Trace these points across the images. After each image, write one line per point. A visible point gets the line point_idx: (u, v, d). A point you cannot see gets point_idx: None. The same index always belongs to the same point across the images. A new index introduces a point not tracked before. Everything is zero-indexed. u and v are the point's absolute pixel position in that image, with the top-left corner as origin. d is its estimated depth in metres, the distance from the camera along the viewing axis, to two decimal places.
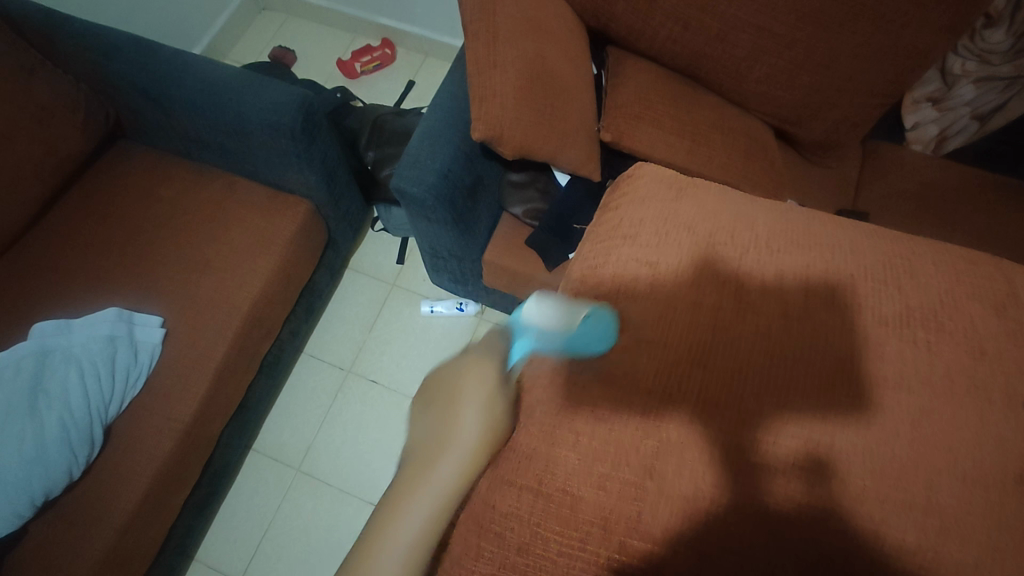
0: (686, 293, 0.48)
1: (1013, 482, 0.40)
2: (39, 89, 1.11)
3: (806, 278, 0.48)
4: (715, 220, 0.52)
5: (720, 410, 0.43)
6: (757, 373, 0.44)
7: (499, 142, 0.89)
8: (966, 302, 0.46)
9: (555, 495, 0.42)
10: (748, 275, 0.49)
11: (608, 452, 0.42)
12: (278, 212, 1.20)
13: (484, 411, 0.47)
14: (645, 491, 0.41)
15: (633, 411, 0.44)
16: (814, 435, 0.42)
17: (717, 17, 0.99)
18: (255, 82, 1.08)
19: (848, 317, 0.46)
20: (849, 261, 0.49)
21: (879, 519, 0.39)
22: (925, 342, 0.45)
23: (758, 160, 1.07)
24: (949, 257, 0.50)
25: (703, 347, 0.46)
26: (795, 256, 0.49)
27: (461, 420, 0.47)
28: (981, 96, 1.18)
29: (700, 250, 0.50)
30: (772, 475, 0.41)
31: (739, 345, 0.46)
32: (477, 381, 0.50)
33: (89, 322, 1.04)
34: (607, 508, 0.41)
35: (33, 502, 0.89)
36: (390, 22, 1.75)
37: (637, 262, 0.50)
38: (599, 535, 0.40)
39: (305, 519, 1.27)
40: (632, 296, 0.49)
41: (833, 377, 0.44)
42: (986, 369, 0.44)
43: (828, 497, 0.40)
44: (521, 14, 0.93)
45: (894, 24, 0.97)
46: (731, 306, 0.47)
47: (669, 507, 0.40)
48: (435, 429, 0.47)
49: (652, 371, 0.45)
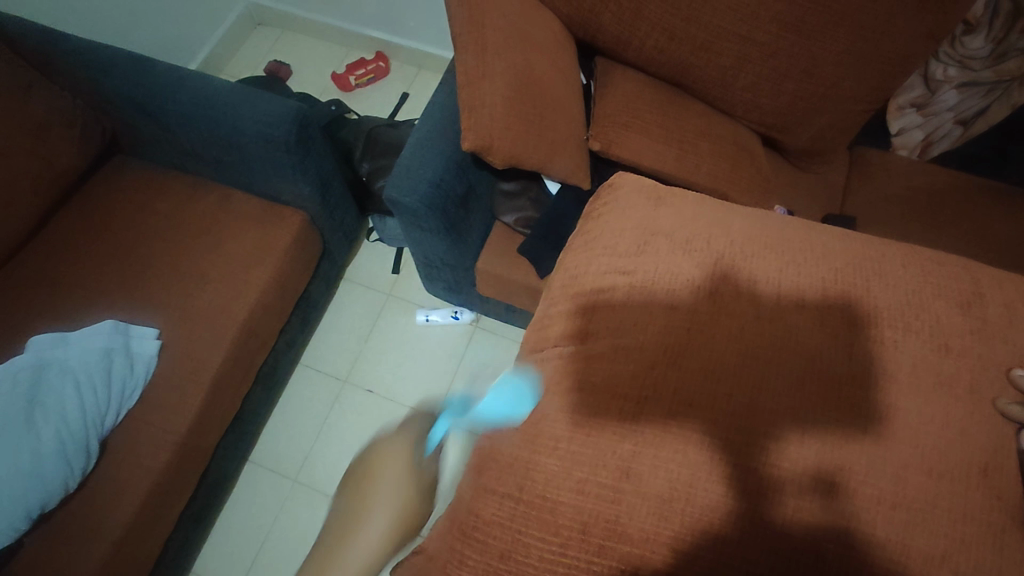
0: (663, 297, 0.51)
1: (977, 474, 0.44)
2: (35, 105, 1.12)
3: (778, 297, 0.51)
4: (692, 227, 0.55)
5: (714, 418, 0.46)
6: (728, 373, 0.47)
7: (488, 153, 0.90)
8: (933, 301, 0.51)
9: (534, 500, 0.45)
10: (724, 274, 0.52)
11: (586, 454, 0.46)
12: (273, 224, 1.22)
13: (398, 495, 0.46)
14: (622, 492, 0.44)
15: (612, 414, 0.47)
16: (810, 446, 0.45)
17: (701, 27, 1.00)
18: (249, 95, 1.09)
19: (825, 321, 0.50)
20: (835, 261, 0.53)
21: (853, 513, 0.42)
22: (892, 341, 0.49)
23: (746, 168, 1.08)
24: (917, 261, 0.54)
25: (679, 348, 0.48)
26: (781, 271, 0.52)
27: (364, 523, 0.45)
28: (964, 101, 1.21)
29: (697, 259, 0.53)
30: (785, 495, 0.43)
31: (714, 345, 0.48)
32: (398, 461, 0.48)
33: (85, 335, 1.05)
34: (587, 512, 0.44)
35: (28, 515, 0.90)
36: (384, 35, 1.77)
37: (613, 270, 0.54)
38: (579, 539, 0.44)
39: (303, 530, 1.27)
40: (616, 313, 0.51)
41: (803, 374, 0.47)
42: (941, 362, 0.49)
43: (823, 509, 0.43)
44: (508, 26, 0.94)
45: (875, 31, 0.99)
46: (719, 311, 0.50)
47: (645, 508, 0.44)
48: (350, 506, 0.47)
49: (629, 373, 0.48)
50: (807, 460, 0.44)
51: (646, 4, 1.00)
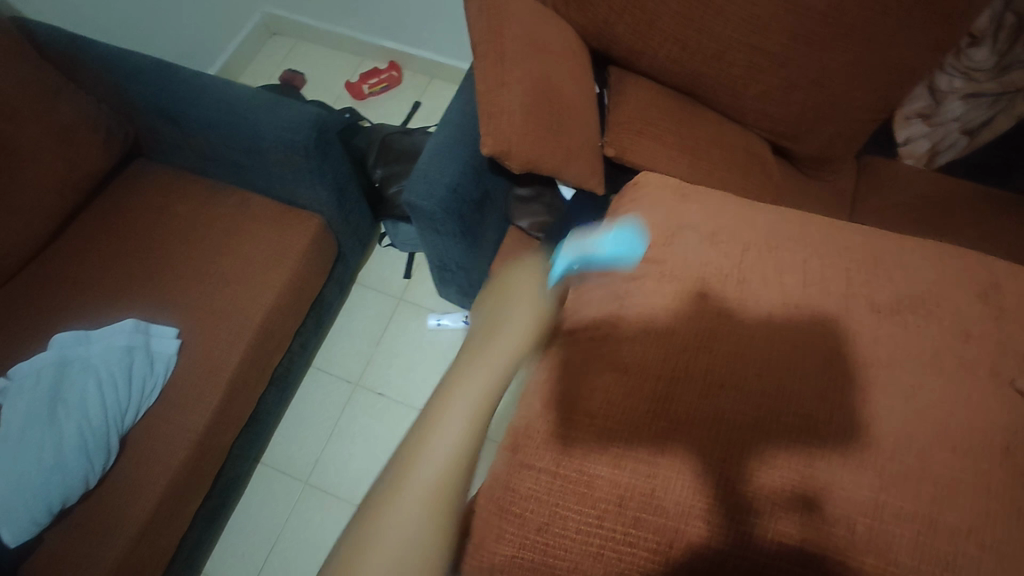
0: (691, 286, 0.56)
1: (1001, 452, 0.47)
2: (63, 108, 1.15)
3: (804, 286, 0.55)
4: (716, 220, 0.62)
5: (740, 403, 0.49)
6: (756, 358, 0.51)
7: (507, 157, 0.93)
8: (951, 292, 0.56)
9: (570, 474, 0.49)
10: (749, 270, 0.56)
11: (624, 431, 0.49)
12: (290, 226, 1.24)
13: (533, 304, 0.59)
14: (658, 467, 0.48)
15: (645, 394, 0.50)
16: (790, 460, 0.47)
17: (714, 38, 1.03)
18: (271, 101, 1.12)
19: (836, 331, 0.53)
20: (858, 254, 0.59)
21: (878, 489, 0.45)
22: (913, 325, 0.53)
23: (757, 174, 1.11)
24: (936, 253, 0.60)
25: (712, 332, 0.53)
26: (806, 260, 0.57)
27: (509, 323, 0.55)
28: (969, 112, 1.22)
29: (707, 258, 0.57)
30: (770, 514, 0.45)
31: (742, 332, 0.53)
32: (525, 287, 0.61)
33: (107, 333, 1.07)
34: (622, 486, 0.47)
35: (50, 509, 0.91)
36: (397, 45, 1.81)
37: (644, 259, 0.59)
38: (615, 512, 0.47)
39: (315, 531, 1.28)
40: (634, 319, 0.55)
41: (830, 355, 0.51)
42: (957, 351, 0.52)
43: (804, 529, 0.44)
44: (526, 35, 0.97)
45: (881, 43, 1.02)
46: (721, 325, 0.53)
47: (679, 482, 0.47)
48: (491, 318, 0.57)
49: (661, 358, 0.52)
50: (785, 472, 0.46)
51: (660, 17, 1.03)
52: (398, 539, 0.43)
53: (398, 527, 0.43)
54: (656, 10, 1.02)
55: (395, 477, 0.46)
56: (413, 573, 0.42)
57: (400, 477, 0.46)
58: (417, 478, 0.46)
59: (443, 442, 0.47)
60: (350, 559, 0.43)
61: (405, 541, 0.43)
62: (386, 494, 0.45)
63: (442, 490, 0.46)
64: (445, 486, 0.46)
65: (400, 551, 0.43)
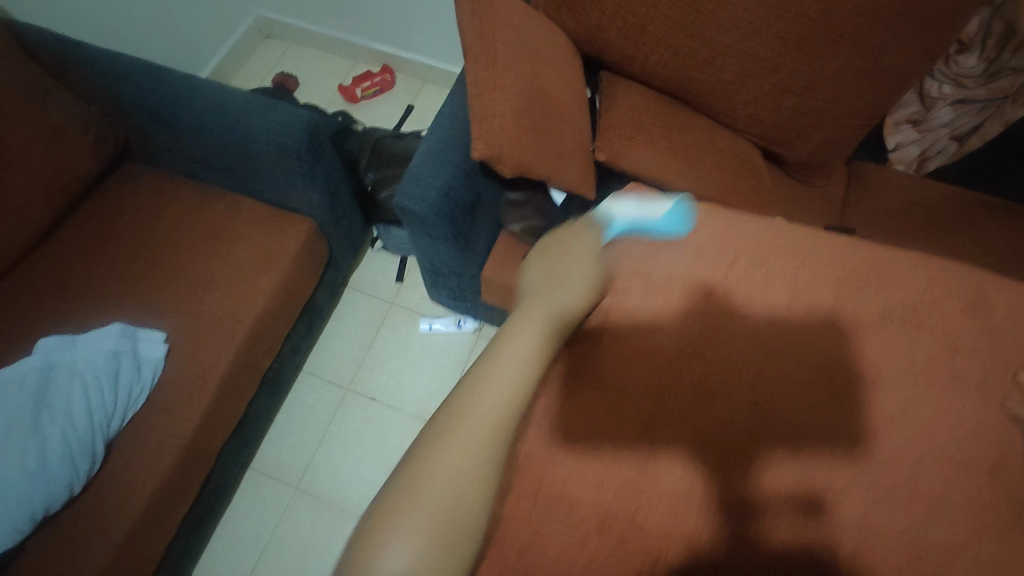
0: (679, 306, 0.62)
1: (957, 459, 0.53)
2: (52, 109, 1.14)
3: (781, 304, 0.62)
4: (695, 239, 0.68)
5: (730, 413, 0.55)
6: (745, 371, 0.58)
7: (498, 161, 0.92)
8: (928, 310, 0.62)
9: (552, 497, 0.50)
10: (733, 286, 0.63)
11: (603, 456, 0.52)
12: (282, 230, 1.23)
13: (588, 269, 0.60)
14: (640, 491, 0.50)
15: (643, 406, 0.55)
16: (786, 466, 0.52)
17: (706, 44, 1.03)
18: (263, 104, 1.11)
19: (813, 343, 0.59)
20: (828, 293, 0.63)
21: (856, 506, 0.50)
22: (883, 343, 0.59)
23: (748, 180, 1.11)
24: (906, 266, 0.65)
25: (702, 347, 0.59)
26: (780, 277, 0.64)
27: (566, 288, 0.57)
28: (958, 118, 1.24)
29: (696, 278, 0.64)
30: (771, 515, 0.49)
31: (729, 346, 0.59)
32: (580, 251, 0.62)
33: (93, 338, 1.05)
34: (606, 509, 0.50)
35: (33, 517, 0.89)
36: (390, 49, 1.81)
37: (632, 276, 0.64)
38: (597, 534, 0.49)
39: (304, 537, 1.27)
40: (632, 341, 0.59)
41: (807, 360, 0.58)
42: (926, 366, 0.58)
43: (804, 527, 0.49)
44: (518, 39, 0.97)
45: (872, 49, 1.02)
46: (711, 340, 0.59)
47: (659, 509, 0.50)
48: (548, 279, 0.59)
49: (658, 372, 0.57)
50: (785, 478, 0.51)
51: (652, 21, 1.03)
52: (457, 471, 0.43)
53: (452, 461, 0.43)
54: (648, 15, 1.03)
55: (452, 409, 0.46)
56: (461, 519, 0.41)
57: (455, 413, 0.46)
58: (474, 415, 0.45)
59: (501, 381, 0.47)
60: (399, 497, 0.41)
61: (455, 487, 0.42)
62: (444, 428, 0.45)
63: (495, 435, 0.45)
64: (500, 427, 0.45)
65: (452, 486, 0.42)
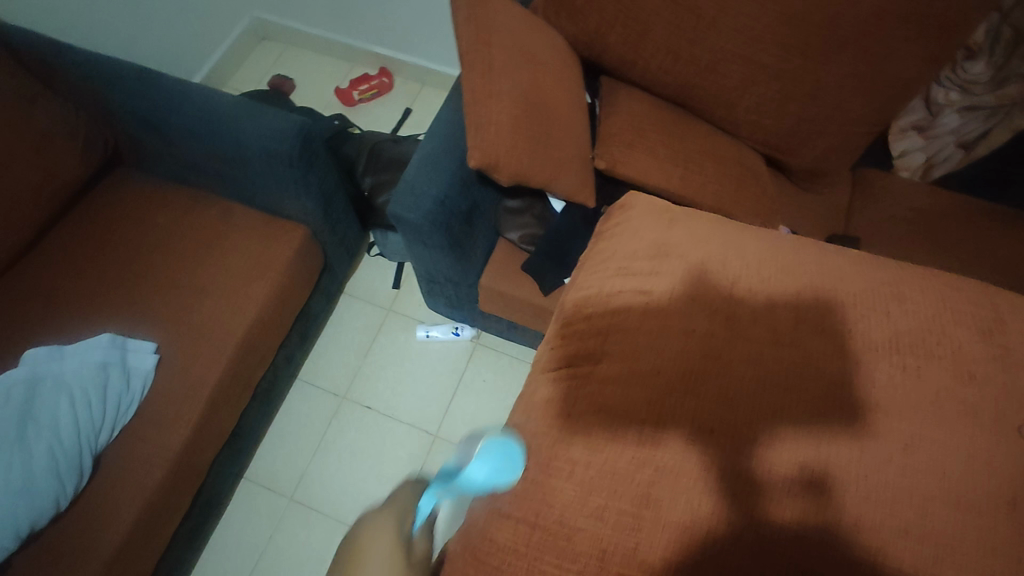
0: (686, 288, 0.55)
1: (1005, 506, 0.45)
2: (39, 116, 1.11)
3: (799, 291, 0.55)
4: (699, 229, 0.62)
5: (739, 389, 0.50)
6: (760, 342, 0.52)
7: (495, 170, 0.90)
8: (954, 327, 0.53)
9: (549, 526, 0.47)
10: (747, 277, 0.56)
11: (605, 482, 0.47)
12: (276, 237, 1.21)
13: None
14: (642, 519, 0.45)
15: (647, 387, 0.50)
16: (799, 446, 0.47)
17: (707, 50, 1.01)
18: (254, 109, 1.09)
19: (840, 323, 0.53)
20: (853, 285, 0.55)
21: (879, 545, 0.43)
22: (914, 366, 0.50)
23: (751, 189, 1.08)
24: (940, 284, 0.57)
25: (713, 317, 0.53)
26: (795, 270, 0.57)
27: None
28: (965, 125, 1.21)
29: (702, 263, 0.57)
30: (776, 495, 0.45)
31: (743, 311, 0.54)
32: (381, 547, 0.47)
33: (82, 348, 1.04)
34: (604, 539, 0.45)
35: (17, 533, 0.87)
36: (388, 52, 1.79)
37: (631, 255, 0.59)
38: (596, 566, 0.45)
39: (298, 550, 1.25)
40: (632, 336, 0.53)
41: (825, 324, 0.53)
42: (959, 391, 0.49)
43: (811, 509, 0.45)
44: (515, 45, 0.95)
45: (877, 55, 1.00)
46: (725, 312, 0.54)
47: (664, 534, 0.45)
48: None
49: (668, 344, 0.52)
50: (795, 458, 0.46)
51: (653, 26, 1.01)
52: None
53: None
54: (648, 20, 1.00)
55: None
56: None
57: None
58: None
59: None
60: None
61: None
62: None
63: None
64: None
65: None
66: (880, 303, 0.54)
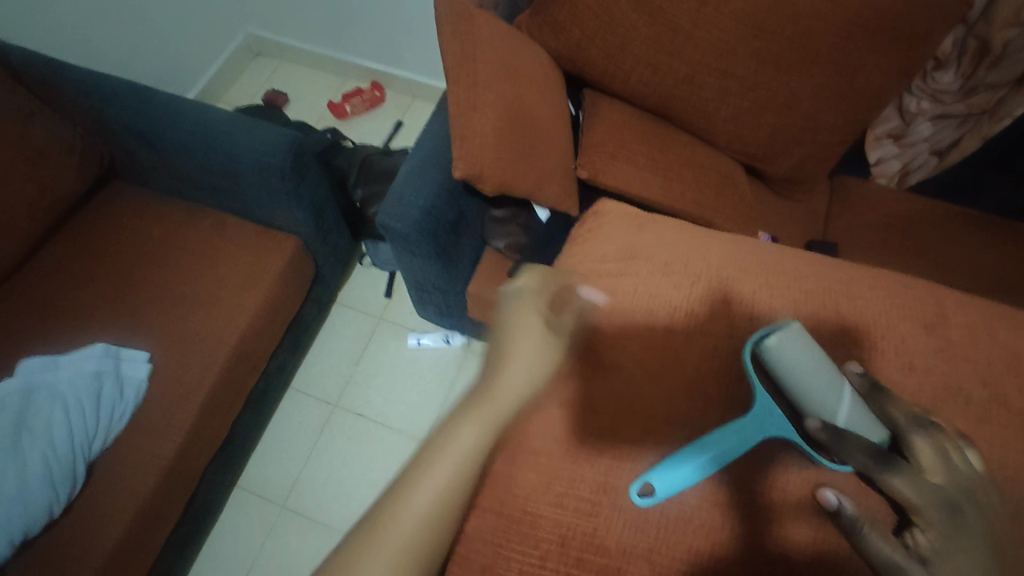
0: (656, 295, 0.58)
1: None
2: (35, 133, 1.14)
3: (760, 294, 0.58)
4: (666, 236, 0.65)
5: (706, 400, 0.52)
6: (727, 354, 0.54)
7: (479, 180, 0.92)
8: (900, 323, 0.56)
9: (514, 514, 0.49)
10: (711, 282, 0.59)
11: (565, 471, 0.51)
12: (267, 247, 1.23)
13: (542, 338, 0.54)
14: (600, 505, 0.49)
15: (617, 396, 0.53)
16: (799, 472, 0.49)
17: (684, 62, 1.05)
18: (248, 124, 1.12)
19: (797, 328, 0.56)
20: (809, 287, 0.59)
21: (818, 528, 0.47)
22: (861, 361, 0.53)
23: (729, 195, 1.11)
24: (892, 284, 0.60)
25: (682, 330, 0.56)
26: (758, 275, 0.60)
27: (511, 361, 0.52)
28: (937, 133, 1.27)
29: (670, 273, 0.60)
30: (783, 521, 0.47)
31: (708, 325, 0.56)
32: (533, 311, 0.55)
33: (76, 358, 1.05)
34: (564, 525, 0.48)
35: (11, 541, 0.89)
36: (379, 66, 1.82)
37: (600, 266, 0.62)
38: (557, 551, 0.48)
39: (289, 557, 1.26)
40: (601, 336, 0.57)
41: None
42: (905, 384, 0.52)
43: (817, 533, 0.46)
44: (499, 60, 0.98)
45: (849, 67, 1.03)
46: (689, 323, 0.56)
47: (621, 522, 0.48)
48: (495, 352, 0.54)
49: (639, 354, 0.55)
50: (798, 482, 0.49)
51: (632, 41, 1.04)
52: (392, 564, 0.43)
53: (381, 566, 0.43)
54: (627, 34, 1.04)
55: (381, 505, 0.46)
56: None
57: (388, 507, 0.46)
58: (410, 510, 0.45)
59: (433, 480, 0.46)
60: None
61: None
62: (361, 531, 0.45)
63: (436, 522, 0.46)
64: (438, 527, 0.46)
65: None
66: (828, 302, 0.57)
